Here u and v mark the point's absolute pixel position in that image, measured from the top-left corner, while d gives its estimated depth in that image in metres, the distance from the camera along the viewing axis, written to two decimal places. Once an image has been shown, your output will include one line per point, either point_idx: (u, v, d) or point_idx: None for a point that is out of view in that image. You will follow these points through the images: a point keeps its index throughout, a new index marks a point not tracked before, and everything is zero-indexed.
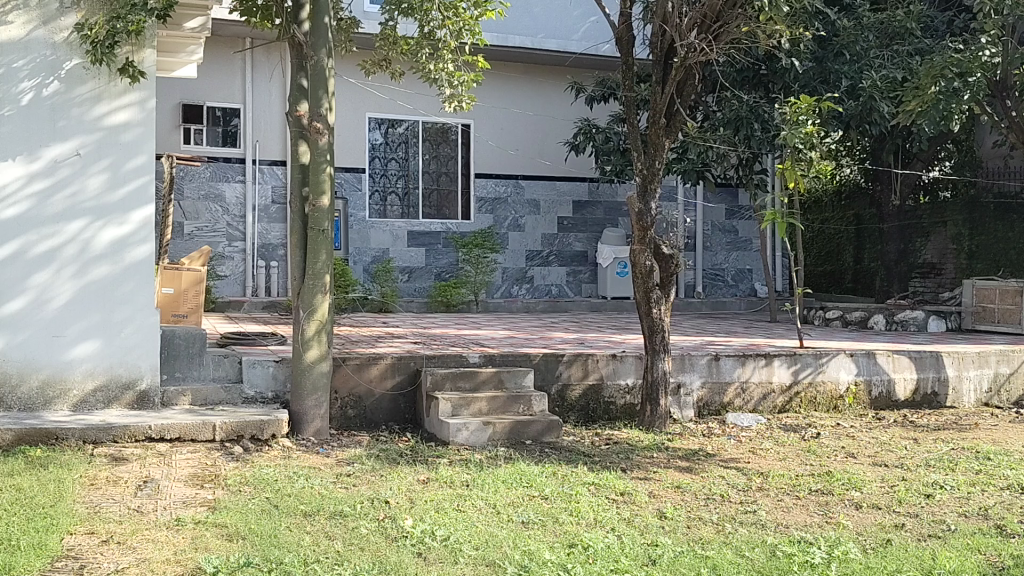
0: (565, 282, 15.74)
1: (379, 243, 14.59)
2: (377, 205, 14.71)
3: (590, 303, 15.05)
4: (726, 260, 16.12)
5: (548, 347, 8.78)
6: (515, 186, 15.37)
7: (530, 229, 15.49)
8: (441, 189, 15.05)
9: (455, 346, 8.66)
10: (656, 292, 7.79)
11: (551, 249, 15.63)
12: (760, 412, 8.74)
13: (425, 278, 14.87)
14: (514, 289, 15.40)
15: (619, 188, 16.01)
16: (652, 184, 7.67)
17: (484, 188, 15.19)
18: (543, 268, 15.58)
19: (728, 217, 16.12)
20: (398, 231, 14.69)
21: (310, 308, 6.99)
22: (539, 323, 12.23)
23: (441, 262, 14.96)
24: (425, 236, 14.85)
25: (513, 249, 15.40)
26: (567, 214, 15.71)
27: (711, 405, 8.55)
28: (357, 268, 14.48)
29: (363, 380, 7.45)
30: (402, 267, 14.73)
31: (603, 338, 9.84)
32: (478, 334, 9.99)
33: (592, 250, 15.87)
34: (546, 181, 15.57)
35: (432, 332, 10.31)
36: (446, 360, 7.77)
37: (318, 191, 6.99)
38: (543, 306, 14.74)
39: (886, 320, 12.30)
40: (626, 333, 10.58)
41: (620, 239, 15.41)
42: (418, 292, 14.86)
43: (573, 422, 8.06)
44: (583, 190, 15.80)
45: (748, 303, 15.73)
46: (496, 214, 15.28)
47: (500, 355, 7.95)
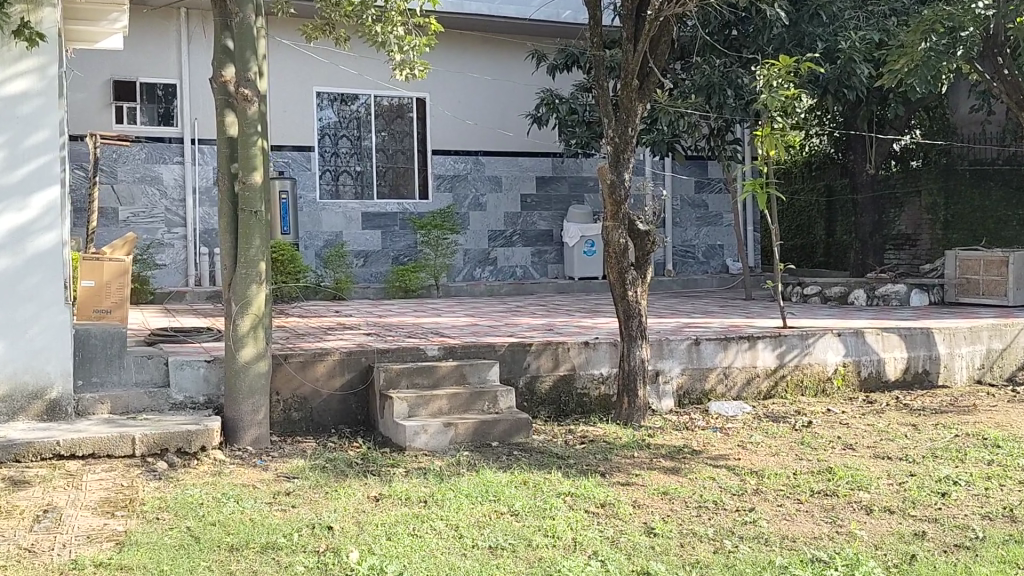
0: (530, 263, 14.98)
1: (332, 226, 13.73)
2: (328, 186, 13.82)
3: (557, 284, 14.32)
4: (697, 236, 15.48)
5: (515, 335, 8.03)
6: (475, 162, 14.56)
7: (492, 208, 14.69)
8: (396, 168, 14.19)
9: (412, 337, 7.87)
10: (633, 272, 7.07)
11: (514, 228, 14.84)
12: (744, 399, 8.06)
13: (381, 263, 14.04)
14: (476, 272, 14.61)
15: (584, 162, 15.25)
16: (625, 153, 6.94)
17: (442, 165, 14.36)
18: (507, 249, 14.81)
19: (697, 191, 15.45)
20: (352, 213, 13.84)
21: (244, 301, 6.17)
22: (504, 307, 11.47)
23: (398, 244, 14.12)
24: (380, 218, 14.00)
25: (474, 229, 14.59)
26: (531, 191, 14.93)
27: (692, 394, 7.86)
28: (308, 253, 13.61)
29: (308, 380, 6.65)
30: (357, 251, 13.88)
31: (573, 323, 9.11)
32: (437, 322, 9.21)
33: (558, 229, 15.12)
34: (508, 156, 14.76)
35: (388, 321, 9.51)
36: (402, 354, 6.99)
37: (249, 167, 6.16)
38: (508, 289, 13.98)
39: (866, 295, 11.71)
40: (596, 316, 9.86)
41: (586, 216, 14.66)
42: (374, 277, 14.02)
43: (543, 418, 7.33)
44: (547, 165, 15.02)
45: (721, 280, 15.09)
46: (455, 193, 14.46)
47: (461, 347, 7.18)
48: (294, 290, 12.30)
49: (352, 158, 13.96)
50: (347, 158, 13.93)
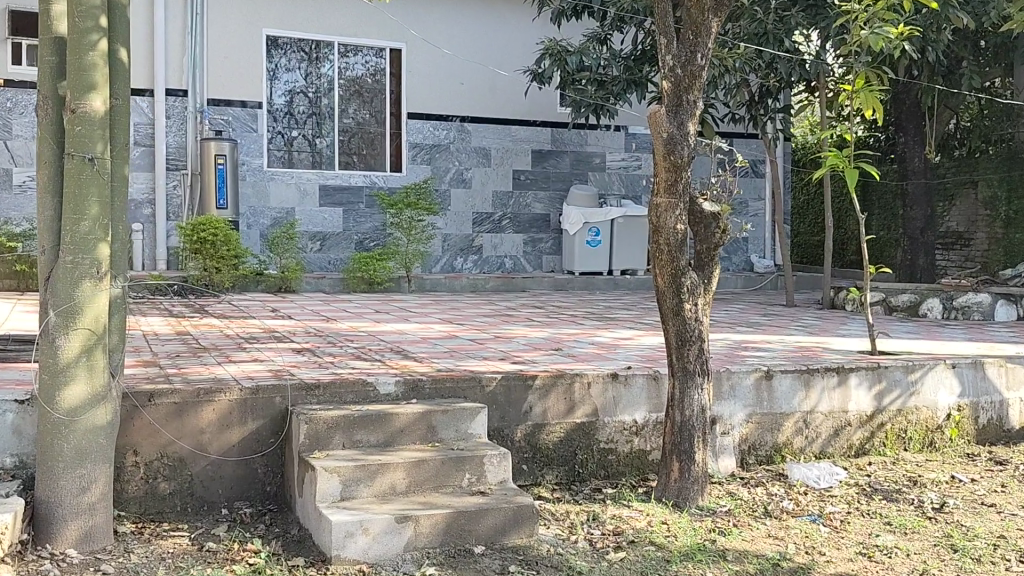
0: (522, 254, 12.55)
1: (282, 201, 11.26)
2: (279, 152, 11.36)
3: (554, 280, 11.89)
4: None
5: (510, 358, 5.60)
6: (459, 130, 12.09)
7: (479, 186, 12.25)
8: (362, 135, 11.75)
9: (364, 359, 5.43)
10: (692, 275, 4.67)
11: (504, 211, 12.39)
12: (828, 457, 5.74)
13: (342, 249, 11.58)
14: (457, 262, 12.18)
15: (589, 135, 12.78)
16: (691, 93, 4.48)
17: (419, 132, 11.90)
18: (494, 235, 12.36)
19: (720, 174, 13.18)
20: (307, 186, 11.36)
21: (69, 307, 3.72)
22: (491, 309, 9.04)
23: (362, 227, 11.64)
24: (341, 194, 11.52)
25: (457, 211, 12.16)
26: (526, 168, 12.48)
27: (760, 450, 5.54)
28: (251, 234, 11.14)
29: (187, 433, 4.25)
30: (311, 233, 11.43)
31: (587, 338, 6.71)
32: (401, 332, 6.78)
33: (555, 213, 12.68)
34: (500, 124, 12.30)
35: (339, 327, 7.05)
36: (343, 391, 4.56)
37: (82, 87, 3.70)
38: (494, 284, 11.55)
39: (943, 306, 9.42)
40: (613, 328, 7.46)
41: (590, 200, 12.25)
42: (332, 266, 11.57)
43: (550, 487, 4.96)
44: (545, 136, 12.56)
45: (746, 280, 12.75)
46: (434, 166, 12.00)
47: (431, 382, 4.75)
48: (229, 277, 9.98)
49: (311, 120, 11.50)
50: (303, 120, 11.48)
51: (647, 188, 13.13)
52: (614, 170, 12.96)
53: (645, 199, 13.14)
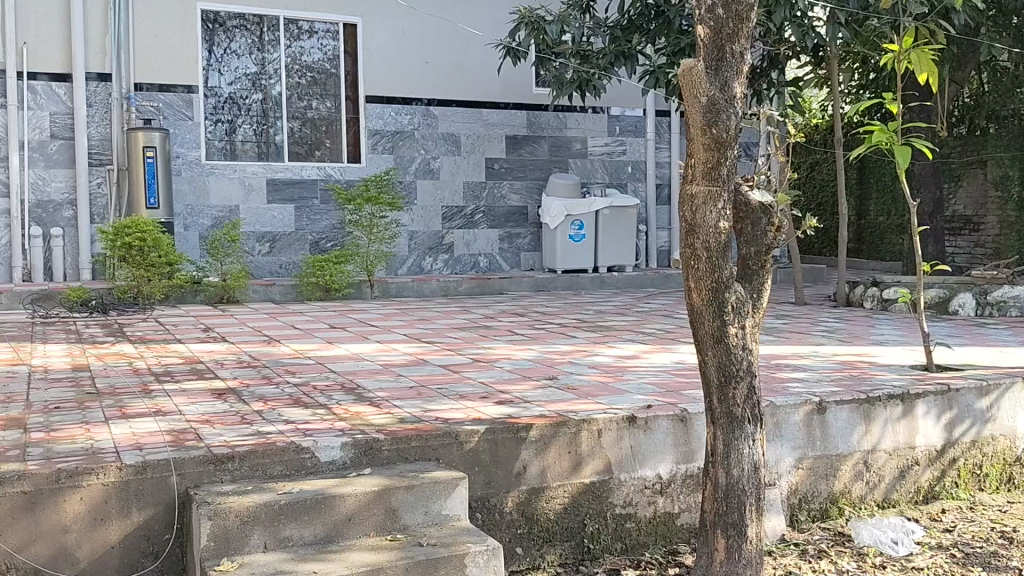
0: (498, 252, 11.31)
1: (224, 198, 9.94)
2: (220, 143, 10.06)
3: (535, 280, 10.68)
4: None
5: (494, 395, 4.36)
6: (424, 114, 10.82)
7: (448, 177, 10.99)
8: (315, 122, 10.47)
9: (306, 402, 4.16)
10: (738, 289, 3.48)
11: (476, 203, 11.16)
12: (892, 506, 4.59)
13: (296, 250, 10.28)
14: (426, 263, 10.93)
15: (569, 118, 11.56)
16: (737, 43, 3.29)
17: (380, 117, 10.62)
18: (467, 231, 11.12)
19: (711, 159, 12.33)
20: (252, 180, 10.06)
21: None
22: (466, 318, 7.81)
23: (317, 225, 10.35)
24: (293, 189, 10.23)
25: (424, 205, 10.89)
26: (500, 155, 11.24)
27: (813, 502, 4.39)
28: (190, 237, 9.83)
29: (43, 533, 3.01)
30: (259, 234, 10.13)
31: (585, 358, 5.50)
32: (357, 357, 5.52)
33: (533, 205, 11.45)
34: (469, 107, 11.05)
35: (282, 351, 5.77)
36: (269, 460, 3.31)
37: None
38: (468, 287, 10.31)
39: (976, 302, 8.34)
40: (613, 342, 6.26)
41: (572, 189, 11.04)
42: (285, 270, 10.26)
43: (552, 572, 3.76)
44: (520, 120, 11.31)
45: None
46: (397, 156, 10.72)
47: (391, 443, 3.51)
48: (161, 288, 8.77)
49: (256, 106, 10.22)
50: (248, 106, 10.19)
51: (633, 175, 11.93)
52: (597, 156, 11.73)
53: (631, 187, 11.92)
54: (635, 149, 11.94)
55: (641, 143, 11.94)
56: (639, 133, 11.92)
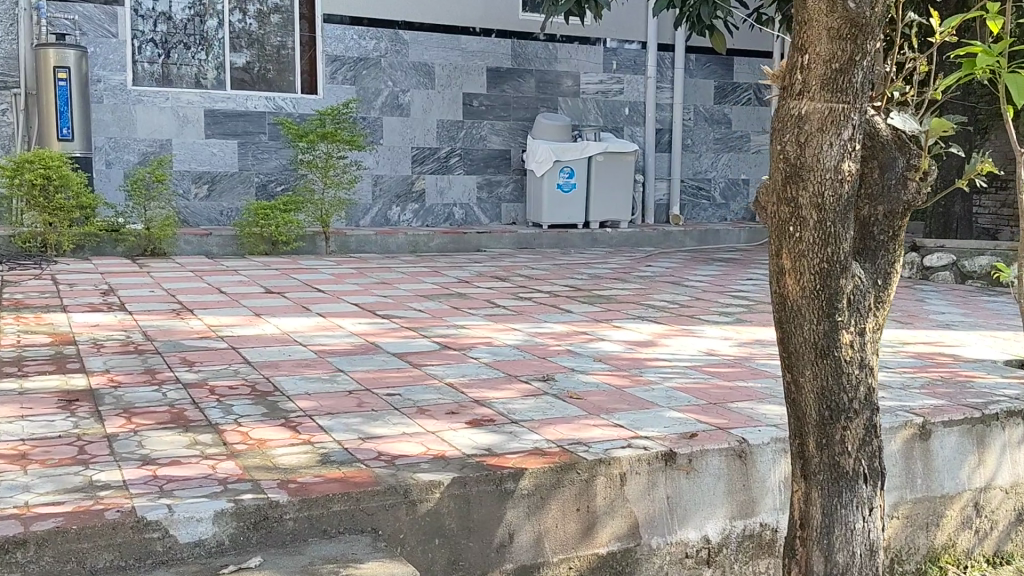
0: (475, 202, 9.92)
1: (153, 129, 8.50)
2: (152, 67, 8.57)
3: (518, 236, 9.35)
4: (713, 166, 11.02)
5: (467, 411, 3.05)
6: (392, 40, 9.34)
7: (419, 114, 9.55)
8: (264, 45, 8.99)
9: (187, 422, 2.83)
10: (857, 271, 2.19)
11: (452, 145, 9.73)
12: (1007, 563, 3.37)
13: (239, 194, 8.86)
14: (392, 213, 9.54)
15: (559, 50, 10.11)
16: None
17: (340, 42, 9.13)
18: (440, 177, 9.72)
19: (717, 102, 10.96)
20: (187, 110, 8.61)
21: None
22: (437, 282, 6.48)
23: (264, 165, 8.92)
24: (235, 121, 8.78)
25: (391, 145, 9.46)
26: (480, 91, 9.80)
27: (907, 562, 3.16)
28: (112, 175, 8.38)
29: None
30: (195, 173, 8.69)
31: (587, 347, 4.19)
32: (287, 340, 4.17)
33: (517, 149, 10.04)
34: (445, 34, 9.57)
35: (189, 328, 4.40)
36: (87, 547, 2.00)
37: None
38: (440, 242, 8.96)
39: None
40: (620, 321, 4.96)
41: (563, 131, 9.74)
42: (226, 217, 8.84)
43: None
44: (504, 50, 9.85)
45: (751, 233, 10.48)
46: (360, 87, 9.26)
47: (297, 509, 2.19)
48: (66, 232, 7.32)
49: (193, 23, 8.71)
50: (185, 23, 8.69)
51: (630, 118, 10.54)
52: (590, 95, 10.33)
53: (627, 132, 10.54)
54: (633, 88, 10.53)
55: (641, 81, 10.55)
56: (638, 70, 10.52)
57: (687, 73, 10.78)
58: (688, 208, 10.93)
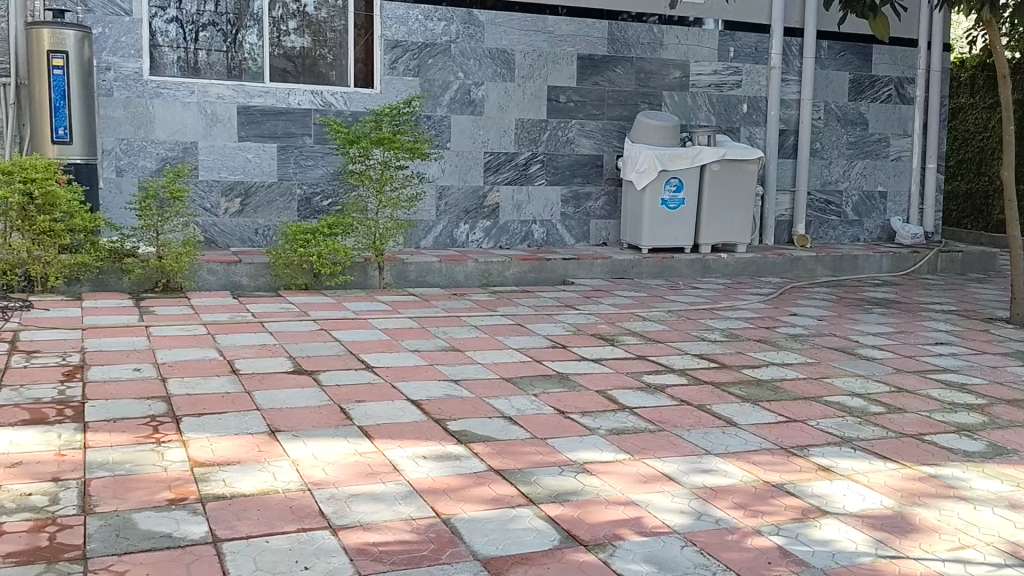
0: (559, 218, 8.23)
1: (175, 129, 6.99)
2: (175, 52, 7.04)
3: (613, 263, 7.66)
4: (845, 175, 9.29)
5: None
6: (465, 21, 7.69)
7: (495, 112, 7.89)
8: (311, 28, 7.41)
9: None
10: None
11: (533, 150, 8.06)
12: None
13: (279, 209, 7.35)
14: (459, 231, 7.91)
15: (666, 35, 8.38)
16: None
17: (403, 24, 7.53)
18: (519, 189, 8.06)
19: (852, 99, 9.19)
20: (215, 106, 7.08)
21: None
22: (525, 347, 4.84)
23: (308, 174, 7.39)
24: (274, 121, 7.25)
25: (461, 150, 7.82)
26: (569, 84, 8.09)
27: None
28: (123, 185, 6.89)
29: None
30: (226, 184, 7.18)
31: (808, 538, 2.51)
32: (311, 509, 2.56)
33: (611, 155, 8.33)
34: (529, 14, 7.89)
35: (160, 471, 2.81)
36: None
37: None
38: (520, 271, 7.33)
39: None
40: (820, 454, 3.26)
41: (670, 134, 7.99)
42: (263, 237, 7.33)
43: None
44: (600, 33, 8.13)
45: (894, 260, 8.67)
46: (425, 79, 7.64)
47: None
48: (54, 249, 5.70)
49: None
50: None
51: (748, 117, 8.80)
52: (701, 89, 8.60)
53: (744, 133, 8.81)
54: (753, 81, 8.78)
55: (762, 72, 8.80)
56: (759, 59, 8.77)
57: (819, 63, 9.05)
58: (814, 227, 9.23)
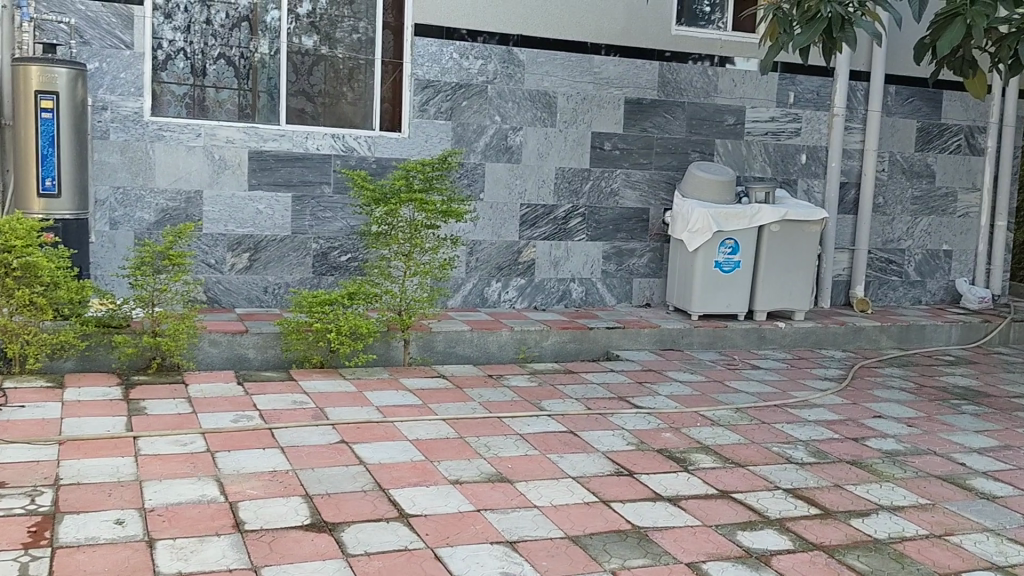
0: (599, 276, 7.46)
1: (178, 177, 6.28)
2: (181, 90, 6.31)
3: (661, 332, 6.89)
4: (908, 233, 8.54)
5: None
6: (503, 60, 6.95)
7: (533, 160, 7.14)
8: (333, 66, 6.68)
9: None
10: None
11: (574, 202, 7.31)
12: None
13: (291, 265, 6.60)
14: (490, 290, 7.16)
15: (721, 78, 7.63)
16: None
17: (436, 63, 6.78)
18: (557, 244, 7.30)
19: (919, 149, 8.47)
20: (224, 151, 6.35)
21: None
22: (583, 475, 4.08)
23: (325, 227, 6.64)
24: (289, 168, 6.51)
25: (495, 202, 7.07)
26: (614, 130, 7.34)
27: None
28: (118, 239, 6.20)
29: None
30: (233, 238, 6.45)
31: None
32: None
33: (657, 208, 7.57)
34: (573, 54, 7.14)
35: None
36: None
37: None
38: (559, 341, 6.57)
39: None
40: None
41: (725, 189, 7.22)
42: (273, 296, 6.58)
43: None
44: (649, 76, 7.38)
45: (963, 330, 7.88)
46: (458, 123, 6.89)
47: None
48: (39, 322, 5.08)
49: (241, 33, 6.43)
50: (230, 32, 6.41)
51: (806, 168, 8.04)
52: (757, 137, 7.84)
53: (801, 185, 8.05)
54: (813, 129, 8.01)
55: (823, 119, 8.03)
56: (821, 105, 8.00)
57: (884, 110, 8.30)
58: (873, 287, 8.47)
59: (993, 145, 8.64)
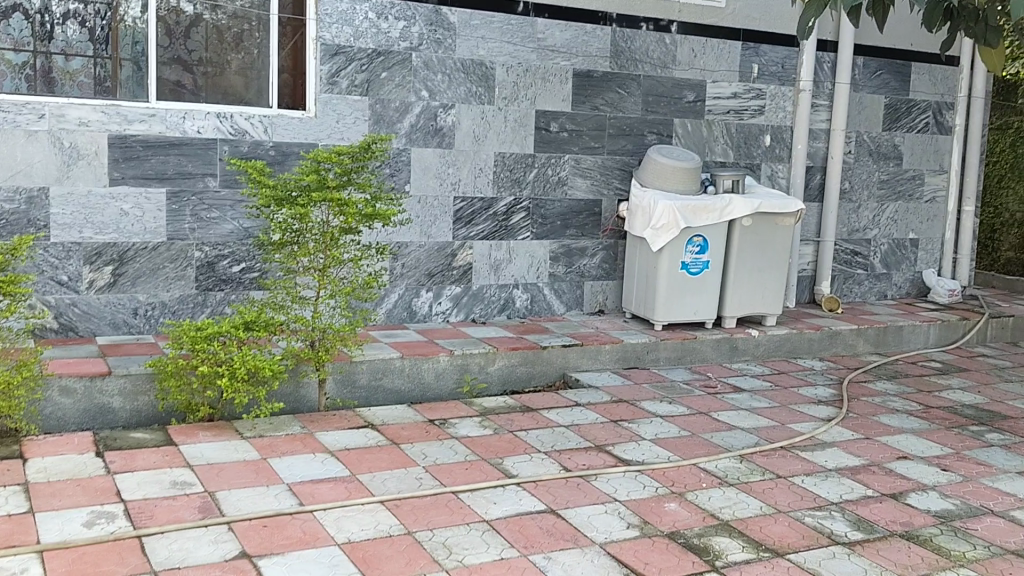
0: (546, 280, 6.35)
1: (15, 170, 4.84)
2: (17, 57, 4.84)
3: (624, 348, 5.85)
4: (875, 221, 7.74)
5: None
6: (430, 22, 5.71)
7: (468, 144, 5.95)
8: (216, 28, 5.29)
9: None
10: None
11: (516, 194, 6.16)
12: None
13: (169, 280, 5.24)
14: (419, 301, 5.95)
15: (680, 47, 6.57)
16: None
17: (348, 24, 5.48)
18: (496, 244, 6.15)
19: (886, 128, 7.65)
20: (76, 136, 4.93)
21: None
22: None
23: (212, 230, 5.30)
24: (162, 156, 5.13)
25: (424, 195, 5.86)
26: (561, 109, 6.21)
27: None
28: None
29: None
30: (90, 247, 5.04)
31: None
32: None
33: (610, 200, 6.49)
34: (513, 16, 5.94)
35: None
36: None
37: None
38: (507, 365, 5.44)
39: None
40: None
41: (691, 177, 6.20)
42: (145, 320, 5.21)
43: None
44: (600, 44, 6.26)
45: (942, 329, 7.14)
46: (376, 99, 5.62)
47: None
48: None
49: None
50: None
51: (771, 151, 7.10)
52: (718, 116, 6.84)
53: (765, 171, 7.11)
54: (778, 106, 7.06)
55: (789, 95, 7.10)
56: (787, 79, 7.06)
57: (852, 85, 7.43)
58: (839, 282, 7.65)
59: (960, 122, 7.91)
